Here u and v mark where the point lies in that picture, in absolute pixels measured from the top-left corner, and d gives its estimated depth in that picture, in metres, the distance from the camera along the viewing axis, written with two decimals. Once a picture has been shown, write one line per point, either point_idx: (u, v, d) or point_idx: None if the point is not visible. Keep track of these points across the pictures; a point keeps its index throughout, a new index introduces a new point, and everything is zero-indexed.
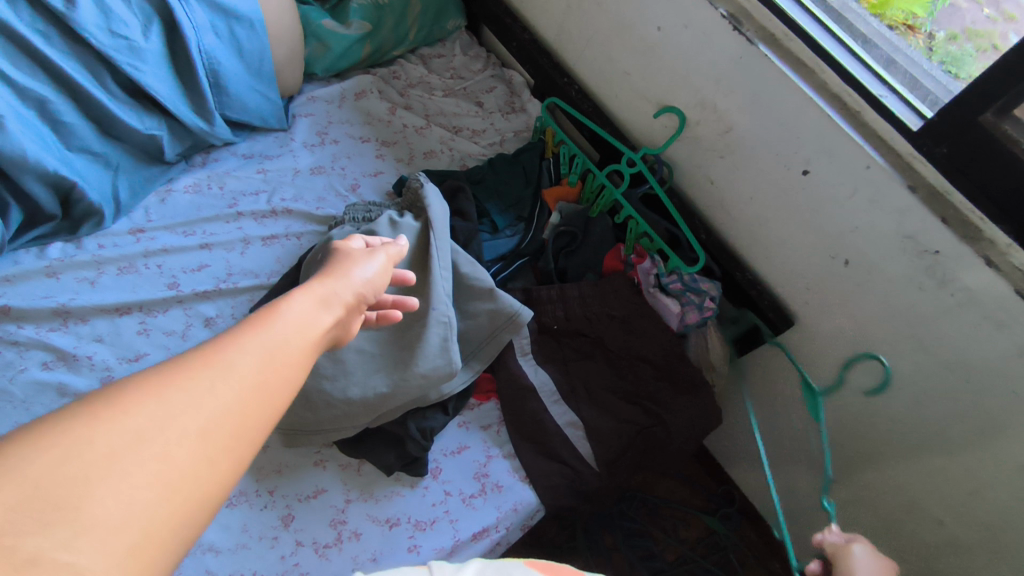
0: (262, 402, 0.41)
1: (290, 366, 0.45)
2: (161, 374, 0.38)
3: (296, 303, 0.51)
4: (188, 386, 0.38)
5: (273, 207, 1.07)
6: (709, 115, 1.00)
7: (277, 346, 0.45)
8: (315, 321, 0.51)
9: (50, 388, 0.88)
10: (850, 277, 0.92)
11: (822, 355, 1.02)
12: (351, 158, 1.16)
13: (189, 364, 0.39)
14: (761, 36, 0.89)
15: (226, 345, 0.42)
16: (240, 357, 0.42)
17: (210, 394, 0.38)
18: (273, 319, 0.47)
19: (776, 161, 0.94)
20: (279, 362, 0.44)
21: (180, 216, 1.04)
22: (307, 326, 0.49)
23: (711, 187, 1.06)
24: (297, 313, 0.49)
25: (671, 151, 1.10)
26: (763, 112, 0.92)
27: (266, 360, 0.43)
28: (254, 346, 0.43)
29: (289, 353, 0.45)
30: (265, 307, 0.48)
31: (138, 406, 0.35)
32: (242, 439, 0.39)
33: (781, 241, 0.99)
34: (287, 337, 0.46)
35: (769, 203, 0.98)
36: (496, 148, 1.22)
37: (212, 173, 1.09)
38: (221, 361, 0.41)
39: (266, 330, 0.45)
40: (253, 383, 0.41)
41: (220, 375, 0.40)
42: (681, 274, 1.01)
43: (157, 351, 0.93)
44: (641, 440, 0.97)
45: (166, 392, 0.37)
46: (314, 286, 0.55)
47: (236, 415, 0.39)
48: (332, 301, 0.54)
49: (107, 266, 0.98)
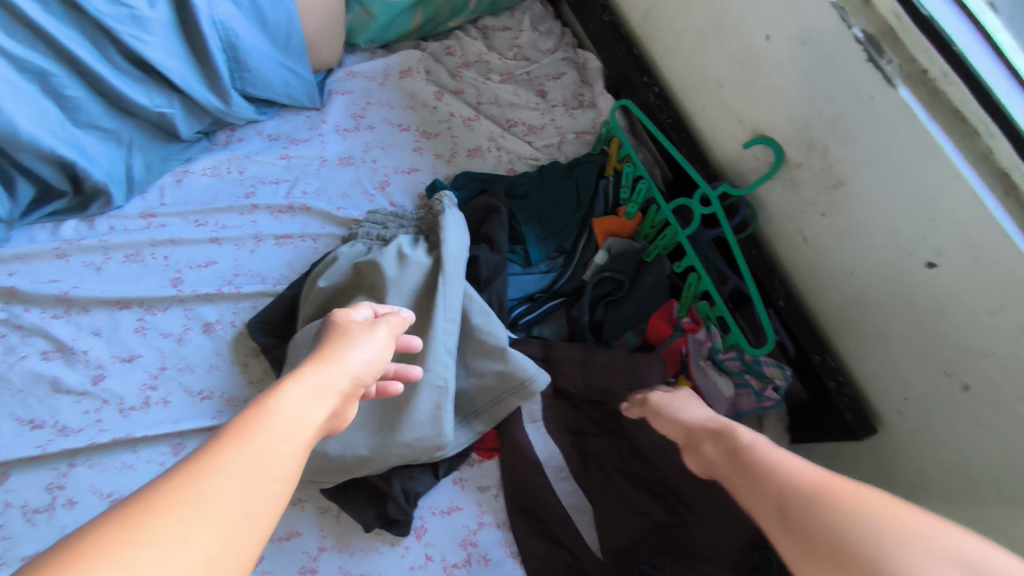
0: (236, 548, 0.35)
1: (270, 489, 0.38)
2: (116, 533, 0.32)
3: (284, 402, 0.43)
4: (143, 545, 0.32)
5: (290, 201, 0.97)
6: (815, 159, 0.77)
7: (253, 465, 0.38)
8: (307, 422, 0.43)
9: (44, 380, 0.86)
10: (968, 406, 0.70)
11: (909, 477, 0.81)
12: (384, 148, 1.03)
13: (145, 510, 0.33)
14: (906, 72, 0.64)
15: (195, 479, 0.36)
16: (211, 493, 0.35)
17: (167, 557, 0.32)
18: (250, 431, 0.40)
19: (892, 240, 0.71)
20: (258, 489, 0.37)
21: (194, 202, 0.97)
22: (295, 432, 0.42)
23: (803, 246, 0.84)
24: (287, 416, 0.42)
25: (759, 190, 0.88)
26: (888, 176, 0.68)
27: (243, 491, 0.37)
28: (227, 473, 0.37)
29: (269, 475, 0.38)
30: (246, 414, 0.41)
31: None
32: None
33: (878, 334, 0.78)
34: (269, 452, 0.39)
35: (873, 285, 0.76)
36: (552, 152, 1.04)
37: (233, 156, 1.00)
38: (190, 502, 0.34)
39: (242, 449, 0.38)
40: (225, 526, 0.35)
41: (180, 527, 0.33)
42: (741, 352, 0.83)
43: (151, 353, 0.89)
44: (657, 534, 0.82)
45: (121, 558, 0.31)
46: (310, 373, 0.47)
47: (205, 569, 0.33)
48: (327, 394, 0.46)
49: (114, 252, 0.93)
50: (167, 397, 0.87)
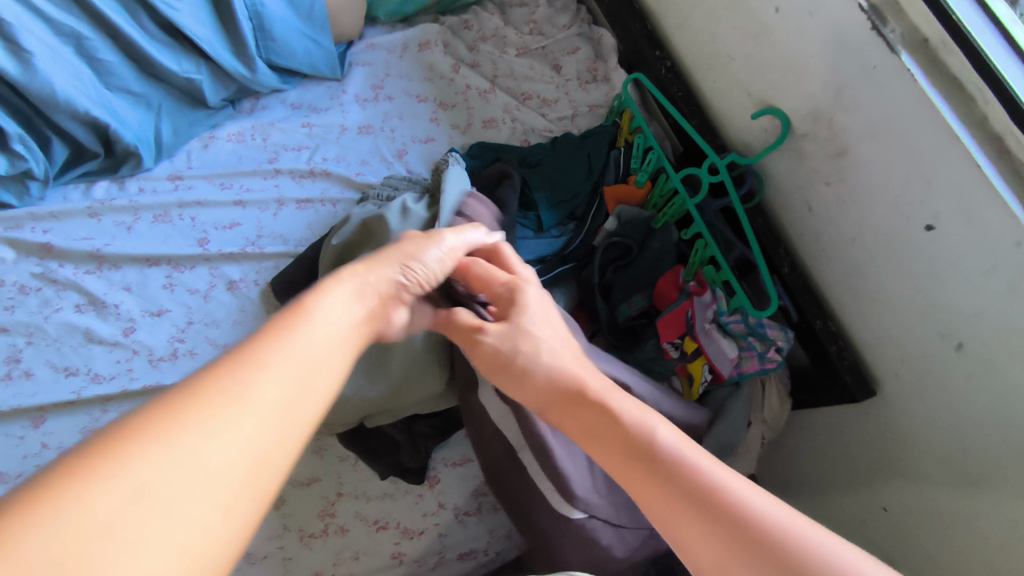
0: (289, 420, 0.42)
1: (313, 378, 0.45)
2: (186, 403, 0.38)
3: (323, 305, 0.49)
4: (219, 409, 0.39)
5: (312, 167, 1.01)
6: (821, 129, 0.80)
7: (299, 357, 0.45)
8: (346, 323, 0.50)
9: (78, 331, 0.90)
10: (960, 366, 0.73)
11: (903, 438, 0.84)
12: (403, 118, 1.06)
13: (209, 385, 0.40)
14: (908, 41, 0.67)
15: (246, 366, 0.42)
16: (262, 375, 0.42)
17: (238, 418, 0.39)
18: (297, 324, 0.47)
19: (892, 204, 0.74)
20: (302, 376, 0.44)
21: (219, 166, 1.01)
22: (335, 332, 0.48)
23: (808, 215, 0.87)
24: (328, 317, 0.49)
25: (766, 161, 0.91)
26: (889, 143, 0.71)
27: (294, 371, 0.44)
28: (281, 356, 0.44)
29: (311, 365, 0.45)
30: (289, 312, 0.48)
31: (164, 445, 0.36)
32: (278, 457, 0.40)
33: (877, 299, 0.81)
34: (317, 342, 0.47)
35: (873, 250, 0.79)
36: (565, 124, 1.07)
37: (257, 123, 1.03)
38: (243, 382, 0.41)
39: (289, 343, 0.45)
40: (277, 403, 0.42)
41: (247, 396, 0.40)
42: (745, 315, 0.85)
43: (179, 308, 0.93)
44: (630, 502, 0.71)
45: (195, 421, 0.38)
46: (352, 279, 0.53)
47: (261, 436, 0.40)
48: (366, 298, 0.53)
49: (144, 212, 0.97)
50: (193, 349, 0.91)
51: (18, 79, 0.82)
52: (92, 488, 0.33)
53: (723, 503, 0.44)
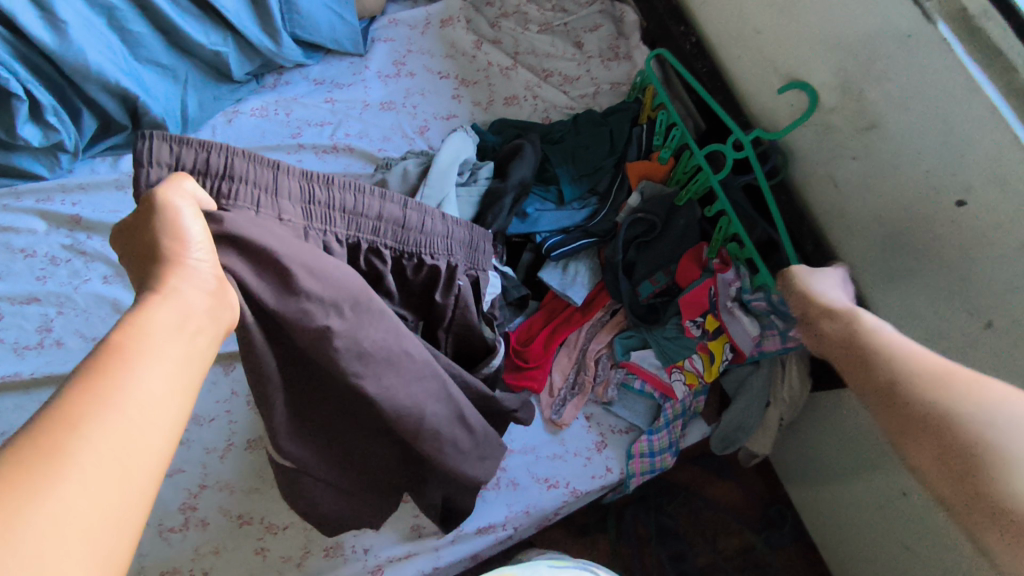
0: (113, 506, 0.30)
1: (144, 433, 0.32)
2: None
3: (148, 331, 0.36)
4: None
5: (335, 142, 1.00)
6: (850, 102, 0.78)
7: (119, 408, 0.32)
8: (177, 348, 0.37)
9: (106, 302, 0.92)
10: (986, 344, 0.72)
11: None
12: (424, 95, 1.06)
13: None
14: (946, 8, 0.66)
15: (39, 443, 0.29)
16: (71, 448, 0.30)
17: (34, 542, 0.27)
18: (111, 373, 0.33)
19: (923, 178, 0.73)
20: (128, 433, 0.32)
21: (242, 141, 1.00)
22: (167, 364, 0.35)
23: (834, 192, 0.86)
24: (151, 349, 0.35)
25: (791, 137, 0.90)
26: (921, 114, 0.70)
27: (118, 435, 0.31)
28: (93, 429, 0.31)
29: (139, 418, 0.32)
30: (91, 359, 0.34)
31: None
32: (117, 553, 0.30)
33: (903, 277, 0.80)
34: (142, 393, 0.33)
35: (900, 226, 0.78)
36: (587, 101, 1.06)
37: (281, 98, 1.04)
38: (42, 465, 0.29)
39: (111, 386, 0.32)
40: (90, 485, 0.29)
41: (45, 500, 0.28)
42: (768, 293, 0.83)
43: None
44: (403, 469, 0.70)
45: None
46: (172, 296, 0.39)
47: (72, 532, 0.28)
48: (192, 311, 0.39)
49: None
50: None
51: (52, 49, 0.83)
52: None
53: (894, 384, 0.42)
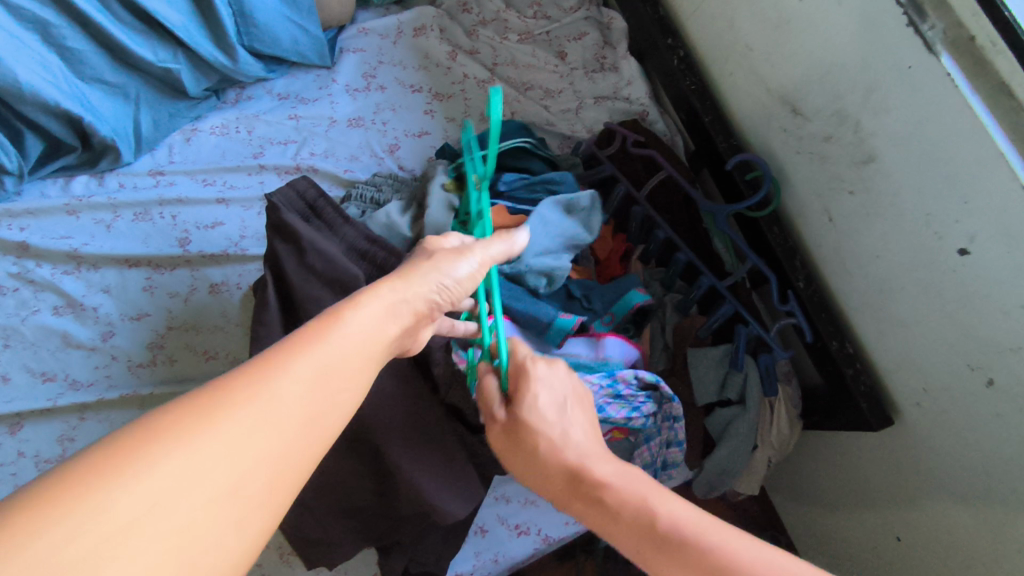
0: (285, 471, 0.33)
1: (327, 414, 0.37)
2: (190, 418, 0.31)
3: (361, 319, 0.42)
4: (227, 421, 0.32)
5: (298, 162, 0.95)
6: (845, 131, 0.72)
7: (325, 371, 0.38)
8: (374, 342, 0.42)
9: (56, 335, 0.87)
10: (990, 404, 0.65)
11: (921, 470, 0.77)
12: (396, 110, 1.00)
13: (222, 397, 0.33)
14: (951, 39, 0.59)
15: (262, 376, 0.35)
16: (282, 399, 0.34)
17: (250, 439, 0.32)
18: (329, 334, 0.39)
19: (923, 220, 0.66)
20: (321, 403, 0.36)
21: (202, 161, 0.96)
22: (365, 349, 0.41)
23: (828, 225, 0.80)
24: (361, 335, 0.41)
25: (783, 163, 0.84)
26: (916, 154, 0.64)
27: (321, 385, 0.37)
28: (302, 372, 0.36)
29: (330, 397, 0.37)
30: (320, 320, 0.40)
31: (179, 450, 0.30)
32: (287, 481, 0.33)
33: (900, 322, 0.73)
34: (347, 357, 0.39)
35: (899, 267, 0.71)
36: (569, 117, 1.00)
37: (242, 115, 0.99)
38: (264, 400, 0.34)
39: (326, 343, 0.39)
40: (279, 443, 0.33)
41: (264, 412, 0.33)
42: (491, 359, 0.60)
43: (159, 311, 0.89)
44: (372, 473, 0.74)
45: (201, 436, 0.31)
46: (383, 297, 0.46)
47: (252, 481, 0.32)
48: (399, 314, 0.46)
49: (124, 210, 0.92)
50: (173, 355, 0.88)
51: None
52: (66, 511, 0.26)
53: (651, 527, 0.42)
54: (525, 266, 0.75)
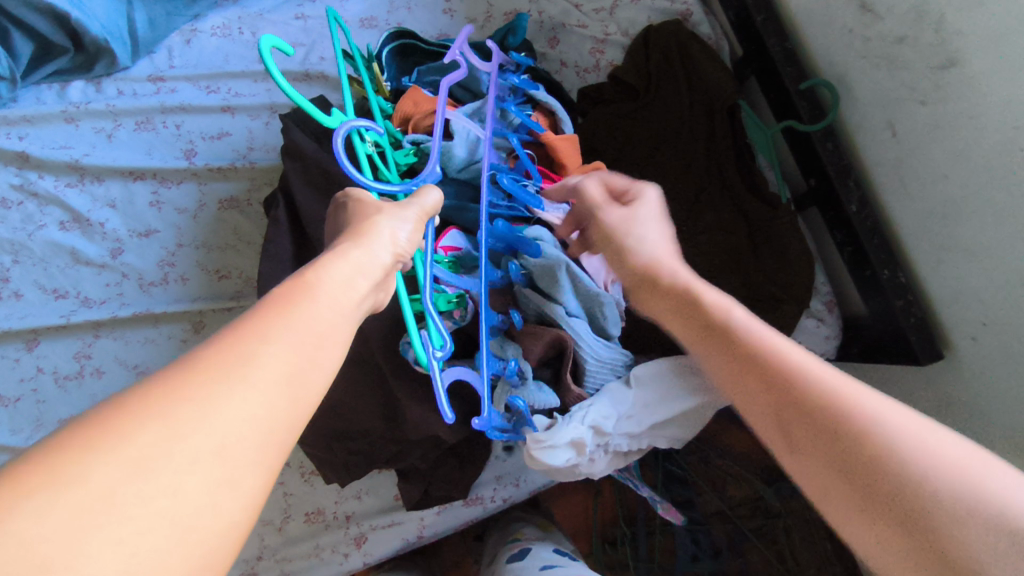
0: (272, 436, 0.28)
1: (309, 372, 0.31)
2: (152, 393, 0.26)
3: (328, 275, 0.37)
4: (205, 387, 0.27)
5: (306, 68, 0.88)
6: (924, 29, 0.63)
7: (302, 329, 0.32)
8: (347, 298, 0.37)
9: (64, 251, 0.84)
10: None
11: (966, 407, 0.72)
12: (411, 9, 0.91)
13: (192, 365, 0.28)
14: None
15: (240, 341, 0.29)
16: (258, 359, 0.29)
17: (233, 403, 0.27)
18: (304, 299, 0.34)
19: (1007, 133, 0.58)
20: (305, 359, 0.31)
21: (204, 66, 0.89)
22: (345, 302, 0.36)
23: (891, 140, 0.72)
24: (332, 293, 0.36)
25: (844, 69, 0.75)
26: (1004, 55, 0.56)
27: (300, 343, 0.31)
28: (284, 335, 0.31)
29: (307, 352, 0.32)
30: (283, 286, 0.34)
31: (139, 435, 0.25)
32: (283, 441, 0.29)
33: (965, 249, 0.66)
34: (325, 318, 0.34)
35: (969, 187, 0.63)
36: (602, 18, 0.91)
37: (244, 14, 0.90)
38: (240, 363, 0.29)
39: (303, 306, 0.33)
40: (260, 405, 0.28)
41: (247, 375, 0.28)
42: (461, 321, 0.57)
43: (167, 228, 0.85)
44: (376, 389, 0.72)
45: (170, 405, 0.26)
46: (348, 252, 0.39)
47: (234, 450, 0.26)
48: (367, 273, 0.39)
49: (125, 119, 0.87)
50: (185, 274, 0.85)
51: None
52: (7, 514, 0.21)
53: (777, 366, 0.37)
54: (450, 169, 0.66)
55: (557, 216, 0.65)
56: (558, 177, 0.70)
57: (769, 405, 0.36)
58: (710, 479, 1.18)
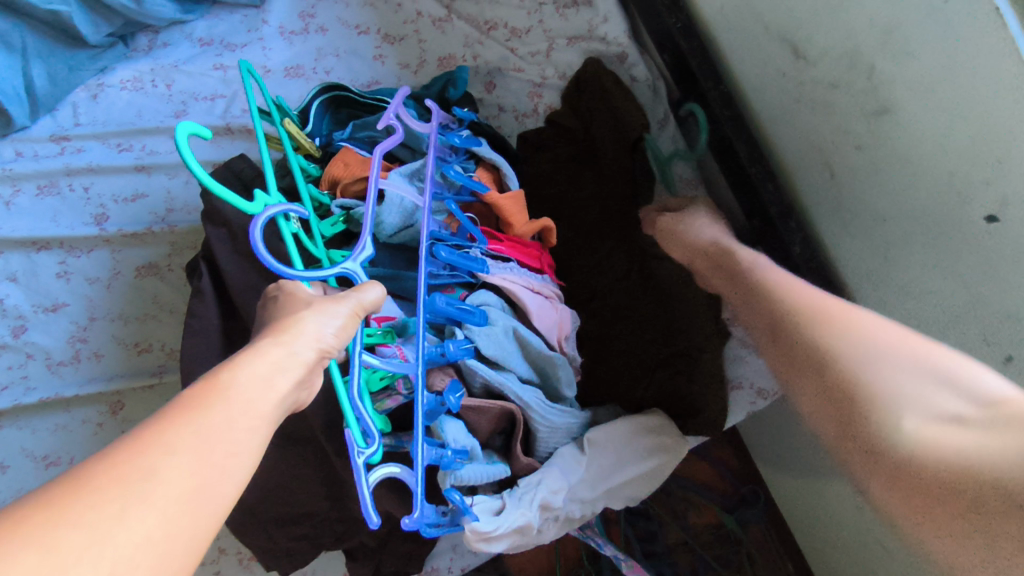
0: (163, 566, 0.25)
1: (211, 490, 0.28)
2: (17, 526, 0.23)
3: (245, 372, 0.33)
4: (86, 512, 0.24)
5: (227, 121, 0.82)
6: (856, 76, 0.63)
7: (207, 438, 0.29)
8: (267, 397, 0.33)
9: None
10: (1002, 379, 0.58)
11: None
12: (340, 56, 0.87)
13: (73, 493, 0.25)
14: None
15: (130, 453, 0.27)
16: (146, 481, 0.26)
17: (116, 529, 0.24)
18: (212, 398, 0.31)
19: (943, 179, 0.58)
20: (209, 470, 0.28)
21: (114, 123, 0.82)
22: (264, 402, 0.33)
23: (830, 182, 0.71)
24: (249, 393, 0.32)
25: (780, 111, 0.75)
26: (937, 105, 0.56)
27: (205, 456, 0.28)
28: (184, 443, 0.28)
29: (213, 466, 0.29)
30: (191, 388, 0.31)
31: (7, 570, 0.22)
32: (176, 567, 0.26)
33: (907, 290, 0.66)
34: (236, 422, 0.31)
35: (908, 229, 0.63)
36: (538, 61, 0.89)
37: (157, 66, 0.84)
38: (131, 479, 0.26)
39: (211, 407, 0.30)
40: (149, 542, 0.25)
41: (134, 495, 0.25)
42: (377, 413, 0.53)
43: (77, 301, 0.78)
44: (316, 470, 0.67)
45: (38, 539, 0.23)
46: (271, 345, 0.36)
47: None
48: (290, 366, 0.35)
49: (25, 183, 0.79)
50: (99, 350, 0.77)
51: None
52: None
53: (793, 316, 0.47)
54: (384, 234, 0.63)
55: (504, 278, 0.62)
56: (504, 235, 0.68)
57: (766, 329, 0.50)
58: (674, 511, 1.17)
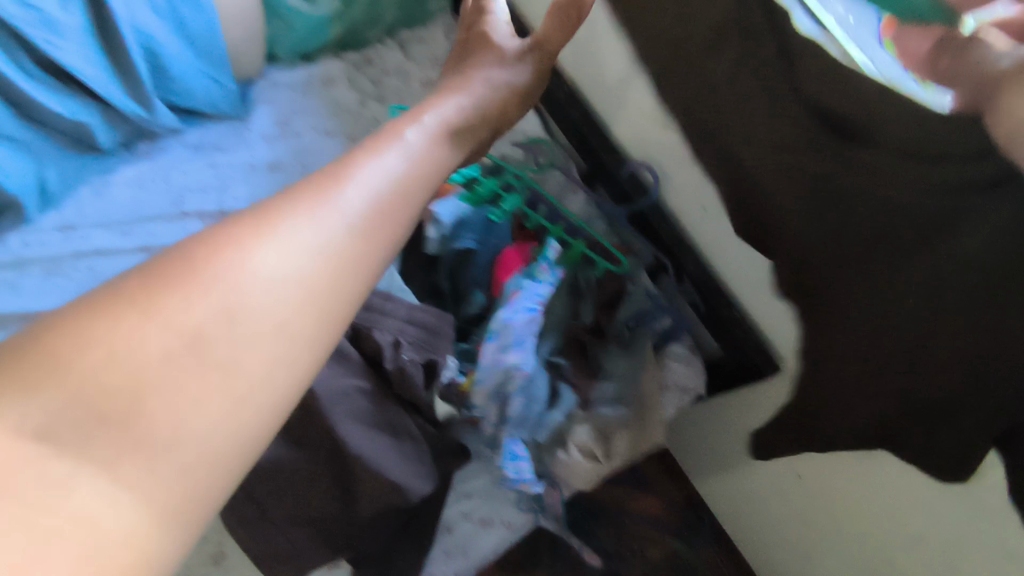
0: (314, 321, 0.50)
1: (339, 290, 0.52)
2: (225, 284, 0.48)
3: (358, 199, 0.56)
4: (263, 283, 0.49)
5: (221, 207, 0.97)
6: None
7: (336, 248, 0.53)
8: (378, 221, 0.56)
9: None
10: None
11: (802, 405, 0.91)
12: (313, 153, 1.05)
13: (253, 274, 0.49)
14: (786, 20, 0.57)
15: (284, 254, 0.50)
16: (294, 276, 0.50)
17: (278, 298, 0.49)
18: (339, 213, 0.54)
19: None
20: (338, 274, 0.52)
21: (116, 213, 0.95)
22: (370, 221, 0.55)
23: None
24: (362, 205, 0.56)
25: None
26: None
27: (339, 260, 0.52)
28: (320, 244, 0.52)
29: (342, 276, 0.52)
30: (324, 207, 0.54)
31: (214, 314, 0.47)
32: (321, 324, 0.51)
33: None
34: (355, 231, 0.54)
35: None
36: None
37: (156, 166, 0.99)
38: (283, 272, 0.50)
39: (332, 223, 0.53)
40: (300, 312, 0.49)
41: (288, 281, 0.50)
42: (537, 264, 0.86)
43: None
44: (325, 476, 0.76)
45: (235, 299, 0.48)
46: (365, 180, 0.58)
47: (290, 332, 0.49)
48: (393, 193, 0.58)
49: (33, 267, 0.88)
50: None
51: None
52: (139, 349, 0.44)
53: None
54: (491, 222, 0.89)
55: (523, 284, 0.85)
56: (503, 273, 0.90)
57: None
58: (630, 544, 1.27)
